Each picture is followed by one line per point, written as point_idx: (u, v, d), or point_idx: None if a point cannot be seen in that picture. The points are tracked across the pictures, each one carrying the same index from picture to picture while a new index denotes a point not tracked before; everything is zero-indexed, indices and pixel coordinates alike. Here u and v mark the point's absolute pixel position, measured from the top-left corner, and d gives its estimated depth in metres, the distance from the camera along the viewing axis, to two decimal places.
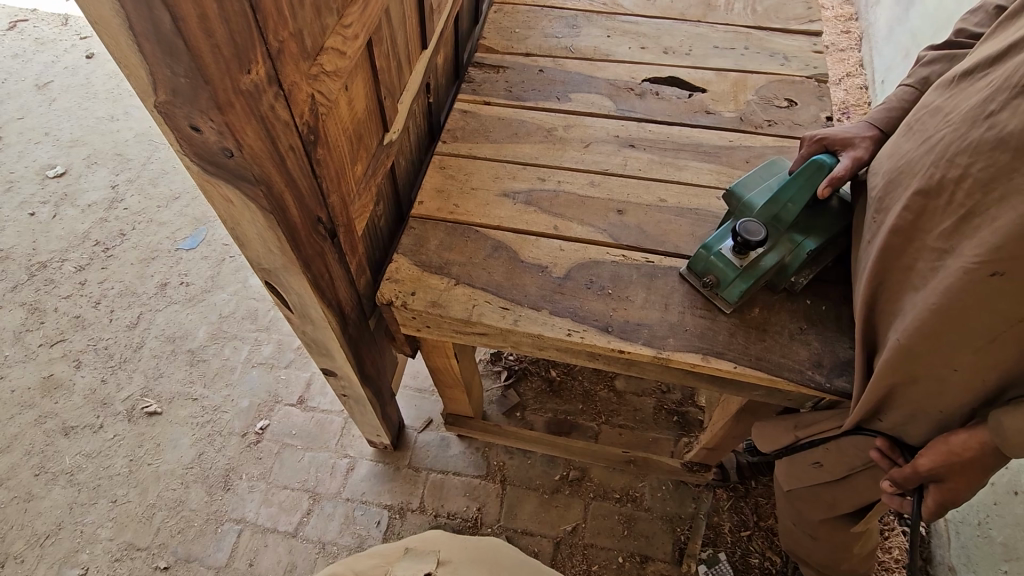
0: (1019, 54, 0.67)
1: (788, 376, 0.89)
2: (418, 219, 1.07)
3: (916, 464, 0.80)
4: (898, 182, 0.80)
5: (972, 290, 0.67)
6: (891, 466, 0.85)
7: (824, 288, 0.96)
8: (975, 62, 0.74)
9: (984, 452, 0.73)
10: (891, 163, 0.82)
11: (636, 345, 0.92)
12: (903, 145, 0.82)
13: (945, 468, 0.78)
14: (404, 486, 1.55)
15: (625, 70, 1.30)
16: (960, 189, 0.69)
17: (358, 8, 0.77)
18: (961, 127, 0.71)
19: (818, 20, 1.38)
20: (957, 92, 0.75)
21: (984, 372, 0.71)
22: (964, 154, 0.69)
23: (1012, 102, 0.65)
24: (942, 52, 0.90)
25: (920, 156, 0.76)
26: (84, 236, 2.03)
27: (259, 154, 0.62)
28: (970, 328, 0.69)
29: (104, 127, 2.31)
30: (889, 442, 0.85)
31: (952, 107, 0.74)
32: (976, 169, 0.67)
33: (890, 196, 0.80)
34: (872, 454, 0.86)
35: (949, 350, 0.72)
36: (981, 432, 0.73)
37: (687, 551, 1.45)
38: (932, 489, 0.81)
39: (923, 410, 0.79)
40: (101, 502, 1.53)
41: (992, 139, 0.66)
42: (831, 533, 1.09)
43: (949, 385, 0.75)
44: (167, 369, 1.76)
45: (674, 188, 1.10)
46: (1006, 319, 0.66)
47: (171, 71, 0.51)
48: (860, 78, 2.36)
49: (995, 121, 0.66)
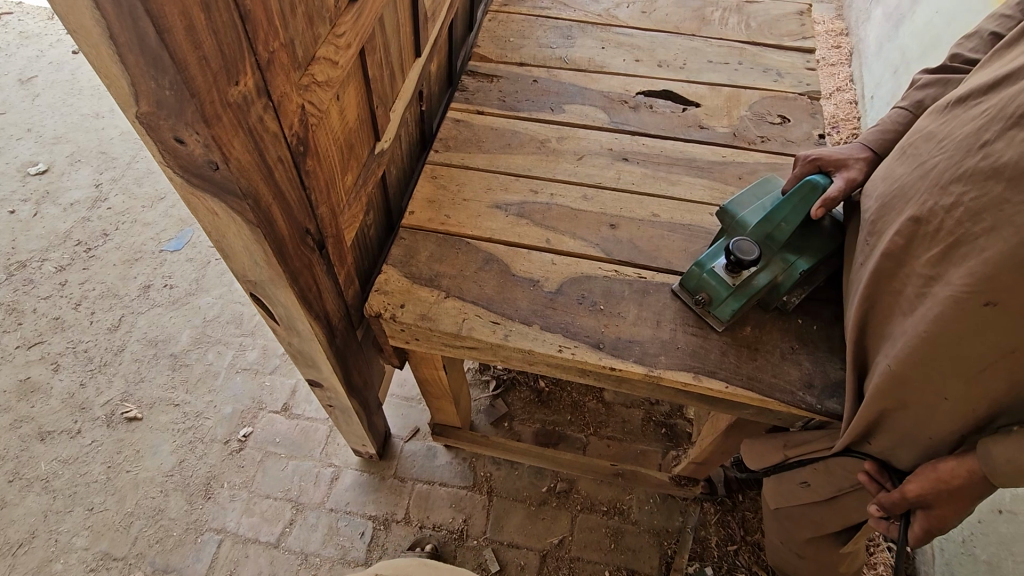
0: (1014, 84, 0.67)
1: (780, 396, 0.88)
2: (409, 230, 1.06)
3: (905, 489, 0.80)
4: (891, 206, 0.80)
5: (964, 318, 0.67)
6: (878, 489, 0.85)
7: (816, 308, 0.96)
8: (969, 89, 0.74)
9: (971, 480, 0.73)
10: (884, 187, 0.83)
11: (627, 362, 0.91)
12: (897, 169, 0.82)
13: (933, 495, 0.78)
14: (389, 497, 1.53)
15: (619, 82, 1.29)
16: (951, 217, 0.69)
17: (351, 17, 0.76)
18: (956, 155, 0.71)
19: (811, 37, 1.38)
20: (950, 118, 0.75)
21: (974, 400, 0.71)
22: (958, 182, 0.69)
23: (1007, 132, 0.65)
24: (936, 76, 0.90)
25: (915, 181, 0.77)
26: (65, 236, 1.99)
27: (246, 166, 0.60)
28: (961, 355, 0.69)
29: (88, 124, 2.27)
30: (877, 465, 0.85)
31: (946, 134, 0.74)
32: (967, 198, 0.67)
33: (883, 220, 0.81)
34: (860, 477, 0.86)
35: (939, 376, 0.72)
36: (969, 460, 0.73)
37: (674, 565, 1.44)
38: (920, 514, 0.81)
39: (912, 435, 0.79)
40: (77, 510, 1.49)
41: (986, 169, 0.66)
42: (818, 551, 1.09)
43: (938, 412, 0.75)
44: (149, 373, 1.73)
45: (667, 203, 1.10)
46: (998, 348, 0.66)
47: (156, 83, 0.49)
48: (850, 93, 2.38)
49: (989, 151, 0.66)
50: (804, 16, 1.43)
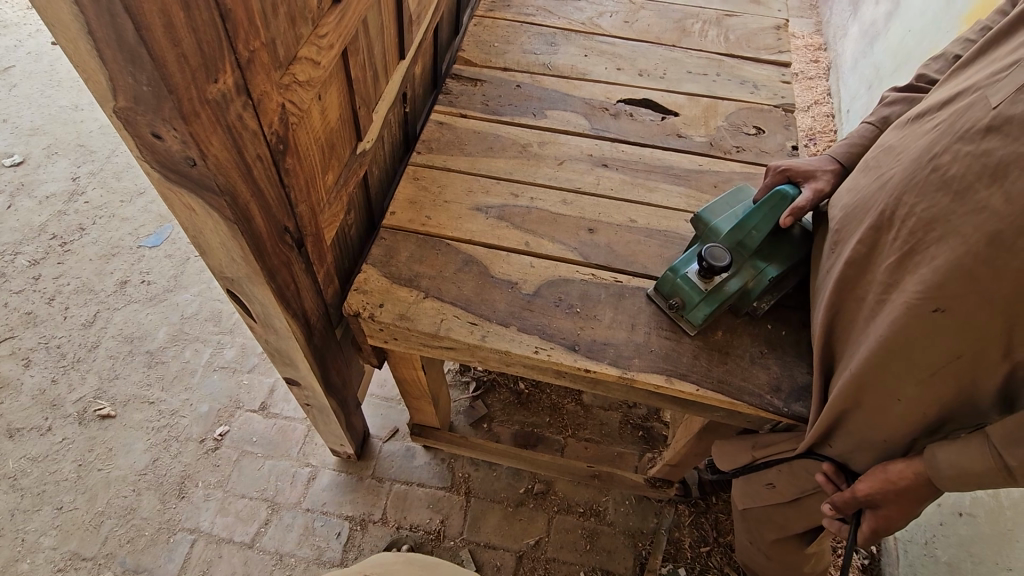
0: (962, 102, 0.71)
1: (747, 400, 0.91)
2: (389, 230, 1.06)
3: (855, 489, 0.83)
4: (853, 216, 0.83)
5: (920, 326, 0.71)
6: (834, 490, 0.88)
7: (785, 314, 0.98)
8: (928, 106, 0.78)
9: (919, 482, 0.77)
10: (848, 198, 0.86)
11: (601, 365, 0.93)
12: (860, 180, 0.85)
13: (882, 495, 0.81)
14: (366, 497, 1.53)
15: (601, 89, 1.32)
16: (907, 226, 0.72)
17: (333, 18, 0.77)
18: (910, 167, 0.75)
19: (787, 51, 1.42)
20: (909, 132, 0.79)
21: (927, 402, 0.75)
22: (910, 193, 0.73)
23: (953, 146, 0.69)
24: (902, 95, 0.94)
25: (874, 193, 0.80)
26: (40, 229, 1.95)
27: (223, 163, 0.60)
28: (918, 361, 0.72)
29: (67, 116, 2.24)
30: (835, 466, 0.88)
31: (904, 147, 0.78)
32: (920, 209, 0.71)
33: (847, 229, 0.84)
34: (818, 477, 0.89)
35: (896, 379, 0.75)
36: (917, 462, 0.77)
37: (648, 566, 1.46)
38: (868, 515, 0.85)
39: (869, 438, 0.82)
40: (45, 509, 1.47)
41: (936, 181, 0.70)
42: (784, 552, 1.12)
43: (895, 414, 0.78)
44: (123, 370, 1.70)
45: (645, 209, 1.12)
46: (951, 354, 0.70)
47: (133, 79, 0.49)
48: (827, 106, 2.44)
49: (938, 164, 0.70)
50: (781, 30, 1.47)
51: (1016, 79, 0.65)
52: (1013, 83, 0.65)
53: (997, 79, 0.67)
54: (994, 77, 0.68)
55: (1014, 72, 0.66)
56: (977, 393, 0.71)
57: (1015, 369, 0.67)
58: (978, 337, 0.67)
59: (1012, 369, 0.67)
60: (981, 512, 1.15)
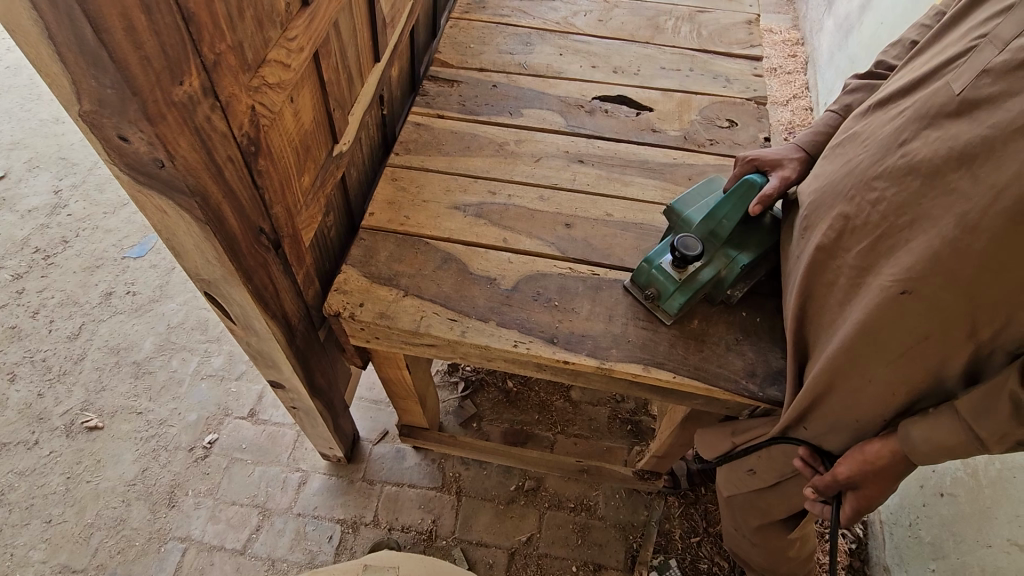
0: (926, 88, 0.73)
1: (723, 385, 0.92)
2: (368, 231, 1.08)
3: (835, 472, 0.84)
4: (821, 202, 0.85)
5: (892, 308, 0.72)
6: (813, 474, 0.90)
7: (759, 302, 1.00)
8: (890, 93, 0.80)
9: (895, 460, 0.79)
10: (816, 184, 0.88)
11: (580, 356, 0.94)
12: (826, 166, 0.87)
13: (861, 476, 0.83)
14: (357, 499, 1.53)
15: (576, 87, 1.33)
16: (877, 211, 0.75)
17: (303, 21, 0.78)
18: (876, 153, 0.77)
19: (758, 45, 1.45)
20: (873, 119, 0.81)
21: (900, 383, 0.76)
22: (881, 178, 0.75)
23: (921, 132, 0.71)
24: (864, 81, 0.96)
25: (841, 179, 0.82)
26: (23, 243, 1.95)
27: (193, 164, 0.60)
28: (891, 343, 0.74)
29: (47, 129, 2.23)
30: (810, 450, 0.90)
31: (869, 134, 0.80)
32: (891, 193, 0.73)
33: (815, 215, 0.85)
34: (796, 463, 0.91)
35: (870, 361, 0.77)
36: (892, 441, 0.78)
37: (639, 559, 1.47)
38: (850, 496, 0.86)
39: (845, 420, 0.83)
40: (34, 523, 1.46)
41: (904, 165, 0.72)
42: (769, 538, 1.13)
43: (868, 396, 0.79)
44: (110, 382, 1.70)
45: (621, 203, 1.13)
46: (923, 335, 0.71)
47: (96, 82, 0.49)
48: (805, 99, 2.48)
49: (908, 149, 0.72)
50: (753, 25, 1.49)
51: (976, 64, 0.67)
52: (972, 69, 0.67)
53: (957, 65, 0.70)
54: (954, 64, 0.70)
55: (973, 58, 0.68)
56: (945, 373, 0.73)
57: (981, 348, 0.69)
58: (948, 319, 0.69)
59: (976, 347, 0.69)
60: (961, 491, 1.18)
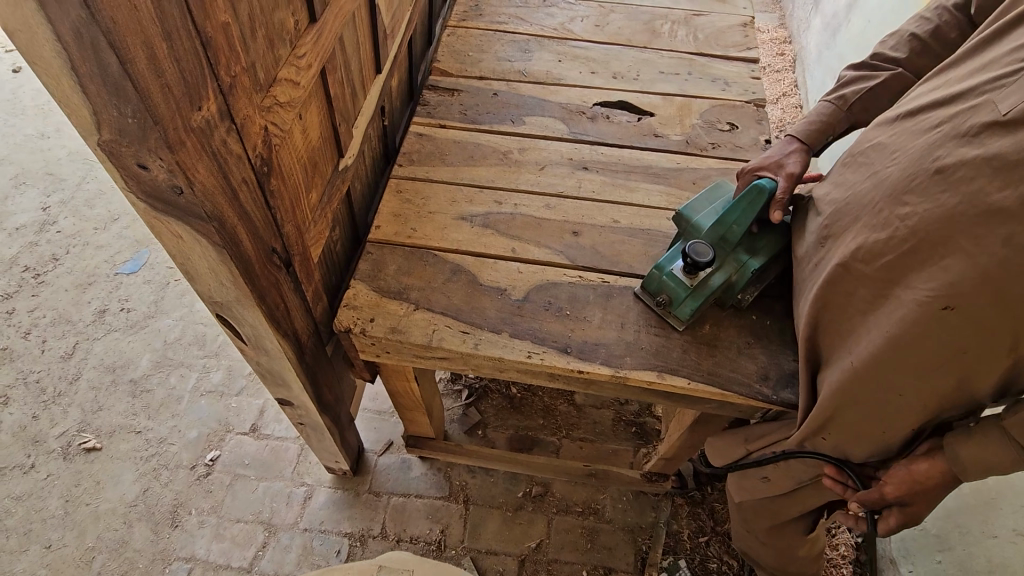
0: (964, 102, 0.72)
1: (737, 390, 0.93)
2: (375, 244, 1.07)
3: (883, 491, 0.84)
4: (844, 212, 0.85)
5: (924, 320, 0.72)
6: (844, 490, 0.90)
7: (769, 304, 1.01)
8: (921, 103, 0.78)
9: (945, 479, 0.78)
10: (838, 193, 0.87)
11: (595, 365, 0.94)
12: (848, 176, 0.87)
13: (909, 494, 0.82)
14: (364, 512, 1.52)
15: (577, 94, 1.33)
16: (907, 225, 0.74)
17: (310, 38, 0.77)
18: (907, 167, 0.76)
19: (754, 48, 1.46)
20: (902, 129, 0.80)
21: (927, 392, 0.76)
22: (911, 194, 0.74)
23: (956, 147, 0.70)
24: (857, 74, 0.97)
25: (868, 190, 0.81)
26: (11, 262, 1.91)
27: (211, 189, 0.59)
28: (919, 355, 0.74)
29: (33, 145, 2.19)
30: (836, 467, 0.90)
31: (899, 145, 0.79)
32: (923, 209, 0.72)
33: (837, 225, 0.86)
34: (826, 482, 0.92)
35: (895, 372, 0.77)
36: (939, 461, 0.78)
37: (649, 561, 1.48)
38: (896, 510, 0.86)
39: (867, 429, 0.84)
40: (32, 549, 1.43)
41: (941, 181, 0.71)
42: (781, 538, 1.14)
43: (891, 405, 0.80)
44: (107, 401, 1.67)
45: (627, 210, 1.14)
46: (953, 348, 0.72)
47: (118, 112, 0.48)
48: (795, 97, 2.51)
49: (942, 165, 0.71)
50: (748, 28, 1.50)
51: None
52: (1021, 91, 0.66)
53: (1002, 84, 0.68)
54: (999, 82, 0.69)
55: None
56: (972, 385, 0.74)
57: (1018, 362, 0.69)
58: (977, 331, 0.70)
59: (1010, 364, 0.70)
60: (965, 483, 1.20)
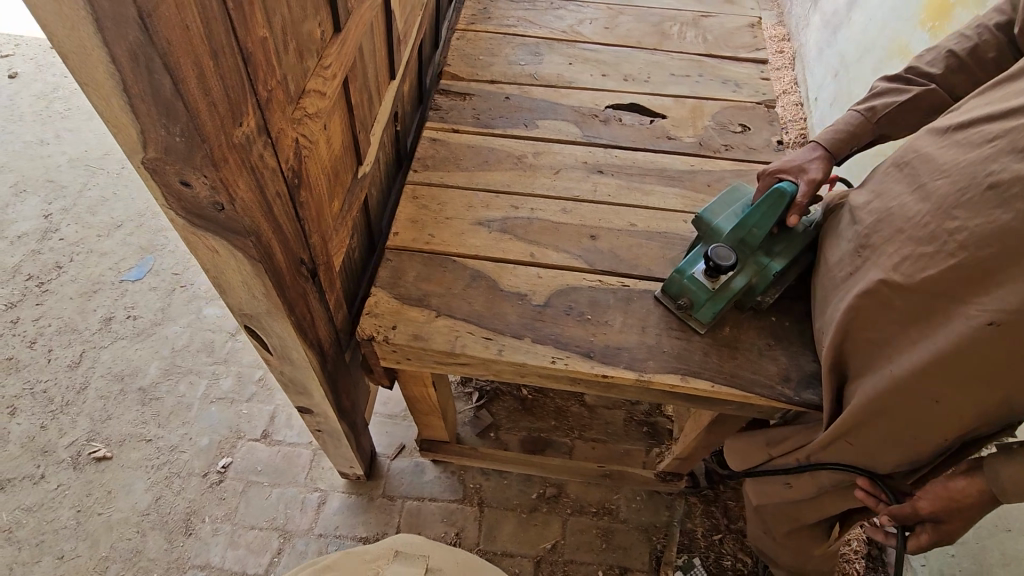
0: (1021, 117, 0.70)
1: (760, 392, 0.94)
2: (394, 251, 1.07)
3: (918, 506, 0.84)
4: (885, 223, 0.83)
5: (974, 337, 0.70)
6: (876, 503, 0.88)
7: (788, 306, 1.02)
8: (973, 116, 0.76)
9: (982, 499, 0.78)
10: (880, 204, 0.86)
11: (618, 369, 0.95)
12: (893, 187, 0.85)
13: (945, 511, 0.82)
14: (379, 516, 1.52)
15: (589, 97, 1.34)
16: (955, 240, 0.72)
17: (335, 48, 0.77)
18: (958, 182, 0.74)
19: (763, 48, 1.47)
20: (952, 143, 0.78)
21: (970, 408, 0.75)
22: (961, 209, 0.73)
23: (1011, 163, 0.68)
24: (890, 86, 0.96)
25: (915, 204, 0.80)
26: (14, 270, 1.90)
27: (249, 205, 0.59)
28: (963, 372, 0.73)
29: (33, 151, 2.17)
30: (869, 480, 0.89)
31: (949, 159, 0.77)
32: (973, 224, 0.71)
33: (877, 234, 0.84)
34: (858, 494, 0.90)
35: (935, 386, 0.76)
36: (979, 479, 0.77)
37: (664, 559, 1.49)
38: (929, 527, 0.86)
39: (900, 441, 0.83)
40: (45, 560, 1.42)
41: (995, 197, 0.69)
42: (799, 540, 1.15)
43: (927, 418, 0.79)
44: (116, 410, 1.66)
45: (643, 213, 1.14)
46: (999, 367, 0.70)
47: (166, 131, 0.48)
48: (795, 95, 2.52)
49: (997, 181, 0.69)
50: (756, 29, 1.51)
51: None
52: None
53: None
54: None
55: None
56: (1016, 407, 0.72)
57: None
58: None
59: None
60: None
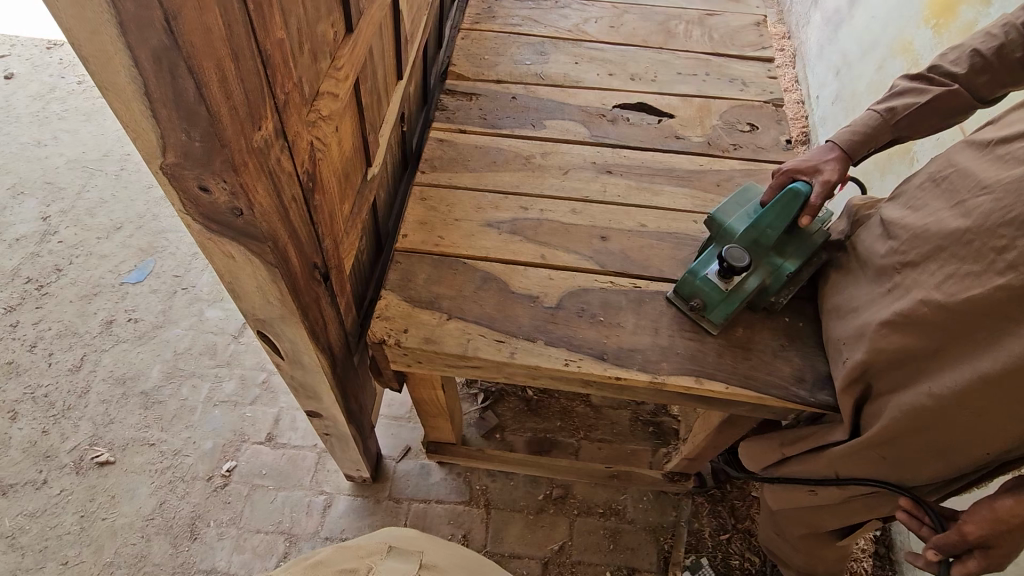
0: None
1: (774, 393, 0.93)
2: (403, 253, 1.06)
3: (963, 530, 0.78)
4: (923, 240, 0.81)
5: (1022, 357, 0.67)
6: (919, 526, 0.84)
7: (801, 306, 1.02)
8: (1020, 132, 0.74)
9: None
10: (916, 220, 0.83)
11: (631, 371, 0.94)
12: (930, 204, 0.83)
13: (993, 536, 0.75)
14: (385, 519, 1.51)
15: (596, 96, 1.33)
16: (1004, 258, 0.70)
17: (348, 48, 0.76)
18: (1002, 199, 0.71)
19: (769, 47, 1.46)
20: (998, 161, 0.76)
21: (1013, 428, 0.72)
22: (1008, 225, 0.70)
23: None
24: (913, 84, 0.95)
25: (953, 219, 0.77)
26: (13, 273, 1.88)
27: (267, 210, 0.58)
28: (1006, 392, 0.70)
29: (31, 153, 2.15)
30: (913, 501, 0.84)
31: (991, 175, 0.75)
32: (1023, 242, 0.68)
33: (916, 252, 0.82)
34: (900, 515, 0.86)
35: (975, 406, 0.73)
36: None
37: (671, 560, 1.49)
38: (977, 555, 0.77)
39: (937, 459, 0.80)
40: (49, 566, 1.41)
41: None
42: (813, 544, 1.15)
43: (964, 437, 0.76)
44: (119, 414, 1.64)
45: (653, 213, 1.14)
46: None
47: (186, 135, 0.47)
48: (797, 93, 2.53)
49: None
50: (762, 27, 1.50)
51: None
52: None
53: None
54: None
55: None
56: None
57: None
58: None
59: None
60: None
